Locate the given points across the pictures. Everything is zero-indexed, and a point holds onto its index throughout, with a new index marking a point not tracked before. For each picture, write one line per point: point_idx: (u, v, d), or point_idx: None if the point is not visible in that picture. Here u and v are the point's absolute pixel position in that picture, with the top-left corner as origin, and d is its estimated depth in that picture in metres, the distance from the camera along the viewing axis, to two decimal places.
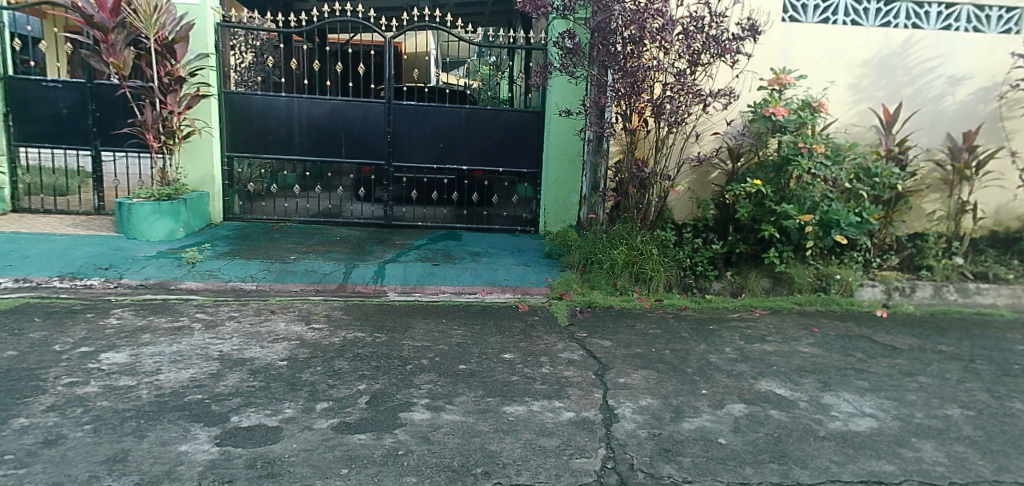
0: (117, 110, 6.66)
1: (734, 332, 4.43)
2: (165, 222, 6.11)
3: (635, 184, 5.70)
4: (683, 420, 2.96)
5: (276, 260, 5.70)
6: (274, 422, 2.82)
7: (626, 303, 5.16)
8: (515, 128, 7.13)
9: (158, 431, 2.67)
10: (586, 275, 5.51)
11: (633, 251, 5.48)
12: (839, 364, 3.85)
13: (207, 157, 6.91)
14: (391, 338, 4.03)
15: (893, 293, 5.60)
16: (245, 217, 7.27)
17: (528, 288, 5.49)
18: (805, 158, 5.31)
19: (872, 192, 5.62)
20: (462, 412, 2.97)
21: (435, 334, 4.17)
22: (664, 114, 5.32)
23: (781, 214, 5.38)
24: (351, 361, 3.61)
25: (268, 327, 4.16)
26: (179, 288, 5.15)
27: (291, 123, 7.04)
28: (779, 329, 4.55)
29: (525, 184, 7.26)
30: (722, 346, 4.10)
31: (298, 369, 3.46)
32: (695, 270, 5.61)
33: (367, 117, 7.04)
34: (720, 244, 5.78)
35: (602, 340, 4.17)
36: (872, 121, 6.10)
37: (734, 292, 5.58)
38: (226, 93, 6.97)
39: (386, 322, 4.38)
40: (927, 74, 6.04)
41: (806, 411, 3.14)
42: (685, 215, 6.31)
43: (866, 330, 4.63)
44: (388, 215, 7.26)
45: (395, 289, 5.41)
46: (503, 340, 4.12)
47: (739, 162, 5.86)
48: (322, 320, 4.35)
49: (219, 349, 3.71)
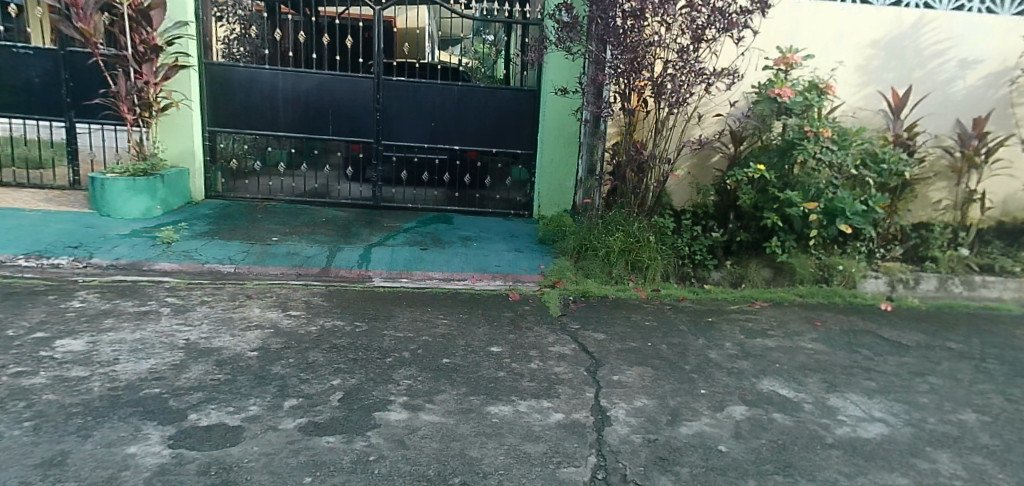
0: (91, 79, 6.32)
1: (734, 325, 4.22)
2: (141, 199, 5.83)
3: (633, 167, 5.42)
4: (681, 424, 2.75)
5: (256, 241, 5.43)
6: (236, 421, 2.59)
7: (622, 293, 4.93)
8: (509, 107, 6.85)
9: (106, 430, 2.44)
10: (581, 263, 5.29)
11: (630, 239, 5.27)
12: (845, 362, 3.61)
13: (186, 131, 6.60)
14: (372, 328, 3.80)
15: (897, 285, 5.40)
16: (227, 196, 6.96)
17: (519, 275, 5.27)
18: (811, 142, 5.06)
19: (878, 179, 5.36)
20: (442, 413, 2.75)
21: (419, 324, 3.94)
22: (664, 94, 5.06)
23: (784, 201, 5.14)
24: (326, 353, 3.37)
25: (241, 313, 3.91)
26: (152, 269, 4.88)
27: (275, 97, 6.73)
28: (781, 323, 4.32)
29: (520, 167, 6.99)
30: (721, 341, 3.88)
31: (269, 361, 3.22)
32: (693, 259, 5.38)
33: (354, 93, 6.75)
34: (721, 232, 5.53)
35: (596, 332, 3.95)
36: (879, 105, 5.81)
37: (734, 282, 5.35)
38: (207, 64, 6.64)
39: (368, 310, 4.15)
40: (938, 58, 5.76)
41: (811, 415, 2.92)
42: (684, 201, 6.00)
43: (870, 324, 4.39)
44: (377, 197, 6.98)
45: (380, 274, 5.16)
46: (490, 331, 3.89)
47: (742, 146, 5.58)
48: (300, 307, 4.10)
49: (185, 337, 3.47)
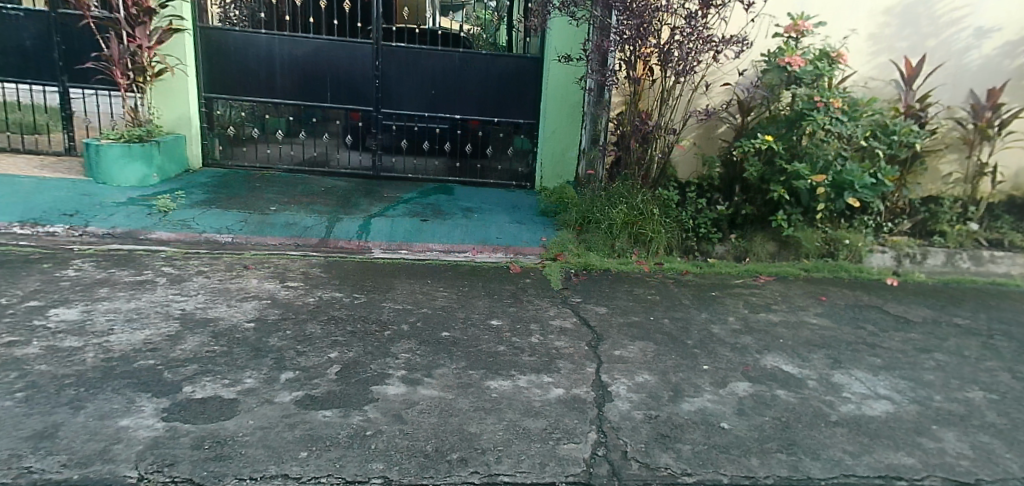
0: (83, 42, 6.15)
1: (738, 299, 4.16)
2: (137, 166, 5.72)
3: (637, 137, 5.29)
4: (683, 400, 2.70)
5: (254, 210, 5.35)
6: (231, 394, 2.54)
7: (624, 266, 4.87)
8: (511, 75, 6.70)
9: (99, 402, 2.40)
10: (583, 236, 5.22)
11: (633, 211, 5.19)
12: (850, 338, 3.56)
13: (182, 97, 6.46)
14: (371, 300, 3.75)
15: (903, 260, 5.33)
16: (225, 164, 6.84)
17: (520, 247, 5.20)
18: (821, 113, 4.93)
19: (888, 151, 5.23)
20: (441, 387, 2.70)
21: (418, 296, 3.90)
22: (670, 62, 4.91)
23: (791, 174, 5.03)
24: (324, 325, 3.32)
25: (237, 283, 3.86)
26: (149, 238, 4.81)
27: (271, 63, 6.57)
28: (785, 297, 4.25)
29: (523, 137, 6.86)
30: (724, 315, 3.83)
31: (265, 332, 3.17)
32: (697, 232, 5.29)
33: (353, 59, 6.58)
34: (726, 205, 5.44)
35: (597, 306, 3.89)
36: (891, 75, 5.64)
37: (737, 256, 5.28)
38: (202, 28, 6.47)
39: (367, 282, 4.09)
40: (953, 26, 5.57)
41: (815, 392, 2.87)
42: (689, 173, 5.88)
43: (876, 299, 4.32)
44: (376, 166, 6.86)
45: (380, 246, 5.10)
46: (490, 304, 3.84)
47: (750, 117, 5.41)
48: (298, 278, 4.04)
49: (180, 307, 3.42)
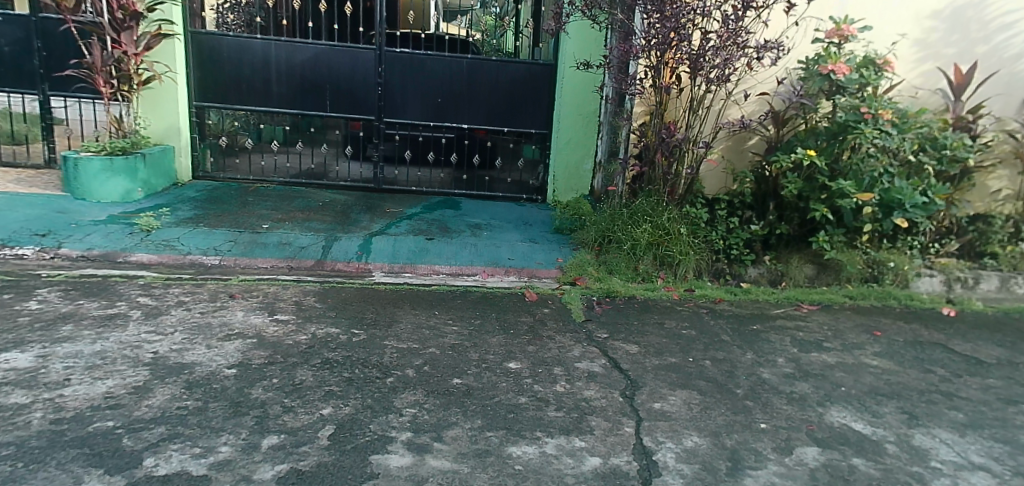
0: (65, 48, 5.73)
1: (783, 335, 3.72)
2: (119, 180, 5.27)
3: (664, 151, 4.84)
4: (745, 475, 2.24)
5: (245, 228, 4.92)
6: (200, 469, 2.10)
7: (651, 293, 4.40)
8: (523, 82, 6.28)
9: (36, 483, 1.95)
10: (603, 257, 4.78)
11: (659, 230, 4.75)
12: (921, 387, 3.12)
13: (171, 106, 6.02)
14: (370, 338, 3.29)
15: (954, 284, 4.89)
16: (217, 176, 6.42)
17: (535, 269, 4.76)
18: (869, 125, 4.52)
19: (938, 166, 4.80)
20: (454, 457, 2.25)
21: (425, 332, 3.45)
22: (702, 70, 4.51)
23: (834, 192, 4.60)
24: (316, 370, 2.88)
25: (221, 317, 3.40)
26: (128, 261, 4.37)
27: (267, 70, 6.15)
28: (836, 333, 3.81)
29: (533, 146, 6.45)
30: (773, 356, 3.39)
31: (247, 381, 2.72)
32: (729, 254, 4.85)
33: (354, 65, 6.16)
34: (760, 224, 4.96)
35: (627, 344, 3.44)
36: (938, 84, 5.19)
37: (773, 280, 4.82)
38: (193, 33, 6.04)
39: (367, 314, 3.64)
40: (1006, 31, 5.13)
41: (899, 460, 2.41)
42: (716, 189, 5.39)
43: (937, 335, 3.88)
44: (378, 179, 6.43)
45: (381, 268, 4.66)
46: (506, 342, 3.39)
47: (785, 128, 5.02)
48: (289, 310, 3.60)
49: (152, 349, 2.96)
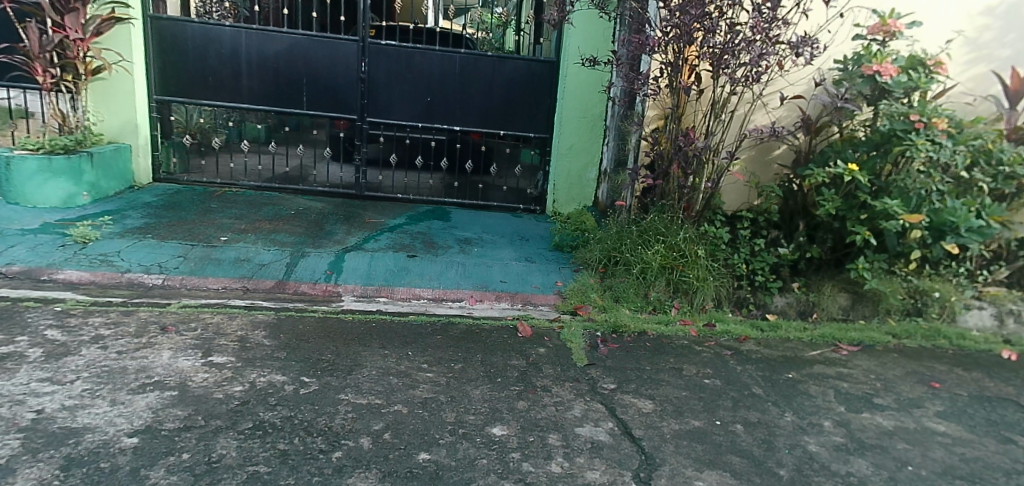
0: (5, 32, 5.10)
1: (824, 387, 3.09)
2: (58, 183, 4.61)
3: (680, 162, 4.21)
4: None
5: (199, 241, 4.27)
6: None
7: (663, 328, 3.76)
8: (521, 81, 5.66)
9: None
10: (609, 282, 4.18)
11: (673, 252, 4.14)
12: (1007, 465, 2.48)
13: (127, 99, 5.37)
14: (323, 389, 2.67)
15: (1006, 319, 4.21)
16: (181, 178, 5.77)
17: (530, 295, 4.15)
18: (920, 135, 3.88)
19: (993, 185, 4.11)
20: None
21: (394, 379, 2.83)
22: (727, 68, 3.90)
23: (877, 211, 3.96)
24: (244, 440, 2.24)
25: (141, 359, 2.77)
26: (54, 280, 3.71)
27: (237, 61, 5.50)
28: (886, 384, 3.17)
29: (532, 151, 5.85)
30: (817, 419, 2.75)
31: (149, 458, 2.08)
32: (753, 280, 4.23)
33: (335, 59, 5.53)
34: (788, 247, 4.34)
35: (640, 399, 2.82)
36: (990, 89, 4.57)
37: (803, 311, 4.20)
38: (153, 18, 5.40)
39: (325, 355, 3.01)
40: None
41: None
42: (737, 204, 4.76)
43: (1005, 388, 3.24)
44: (360, 184, 5.80)
45: (353, 292, 4.01)
46: (491, 396, 2.76)
47: (817, 138, 4.41)
48: (229, 350, 2.96)
49: (38, 407, 2.32)
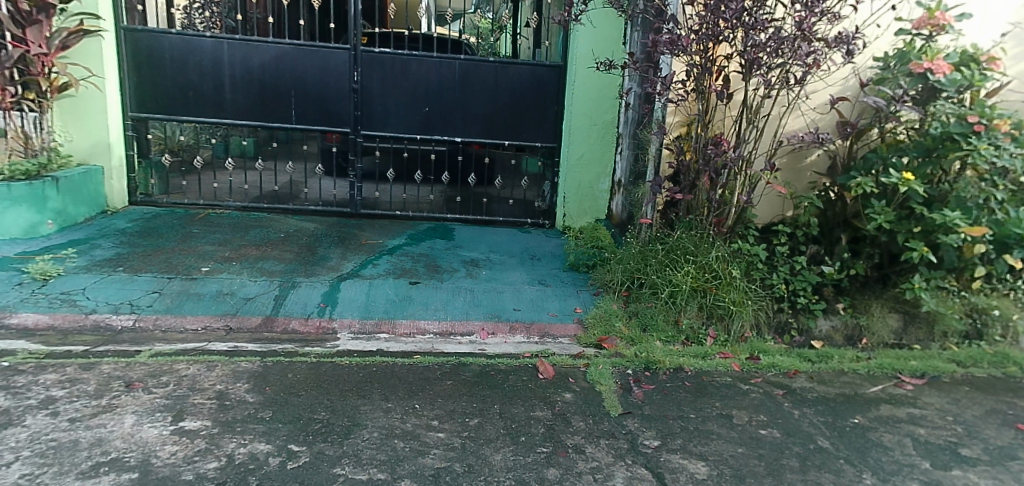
0: None
1: (899, 435, 2.66)
2: (19, 213, 4.16)
3: (711, 175, 3.78)
4: None
5: (177, 273, 3.83)
6: None
7: (701, 362, 3.34)
8: (527, 88, 5.25)
9: None
10: (635, 308, 3.75)
11: (705, 273, 3.70)
12: None
13: (98, 117, 4.92)
14: (316, 462, 2.23)
15: None
16: (161, 200, 5.33)
17: (548, 325, 3.72)
18: (980, 139, 3.46)
19: None
20: None
21: (399, 444, 2.39)
22: (765, 69, 3.48)
23: (934, 225, 3.54)
24: None
25: (98, 429, 2.33)
26: (7, 324, 3.27)
27: (218, 73, 5.07)
28: (967, 428, 2.75)
29: (536, 160, 5.43)
30: (903, 481, 2.32)
31: None
32: (794, 302, 3.81)
33: (325, 69, 5.11)
34: (831, 263, 3.91)
35: (691, 461, 2.39)
36: None
37: (851, 336, 3.78)
38: (127, 30, 4.96)
39: (319, 412, 2.58)
40: None
41: None
42: (769, 216, 4.34)
43: None
44: (355, 201, 5.36)
45: (349, 327, 3.57)
46: (516, 461, 2.33)
47: (858, 143, 3.99)
48: (204, 411, 2.52)
49: None
